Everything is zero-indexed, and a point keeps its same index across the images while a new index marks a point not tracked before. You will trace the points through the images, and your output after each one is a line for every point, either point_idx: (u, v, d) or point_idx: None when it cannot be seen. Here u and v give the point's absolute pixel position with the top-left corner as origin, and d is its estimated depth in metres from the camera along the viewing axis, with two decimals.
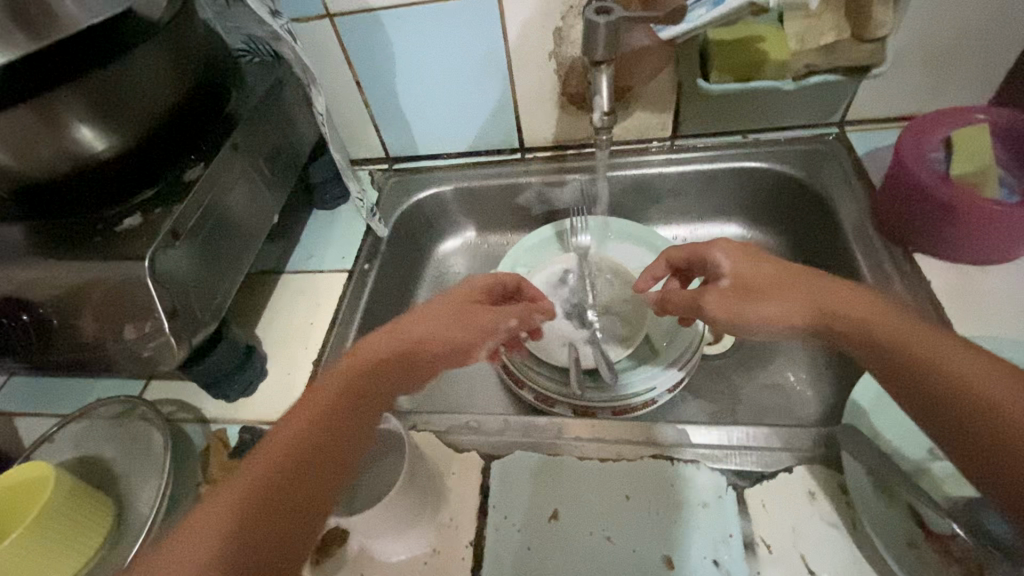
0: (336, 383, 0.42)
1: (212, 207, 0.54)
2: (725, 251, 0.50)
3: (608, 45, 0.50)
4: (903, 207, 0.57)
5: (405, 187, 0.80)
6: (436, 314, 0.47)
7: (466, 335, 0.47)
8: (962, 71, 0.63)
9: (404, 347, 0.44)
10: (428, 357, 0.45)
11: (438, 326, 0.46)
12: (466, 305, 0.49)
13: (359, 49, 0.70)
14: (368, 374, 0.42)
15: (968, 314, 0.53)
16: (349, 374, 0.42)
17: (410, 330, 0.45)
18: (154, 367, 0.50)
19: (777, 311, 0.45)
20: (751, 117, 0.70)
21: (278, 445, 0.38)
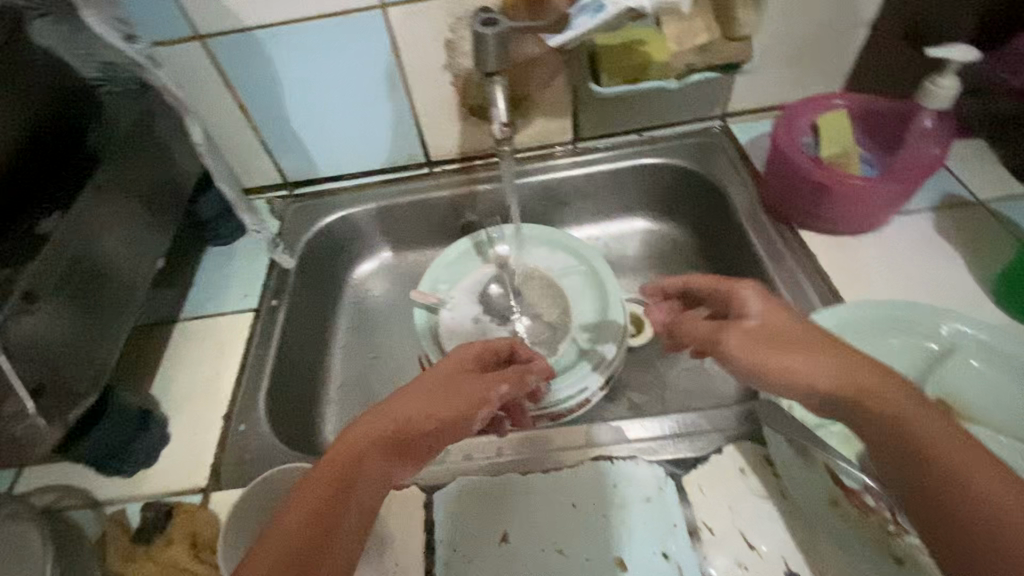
0: (303, 506, 0.34)
1: (78, 260, 0.47)
2: (753, 293, 0.43)
3: (498, 55, 0.49)
4: (790, 194, 0.62)
5: (307, 212, 0.75)
6: (423, 389, 0.40)
7: (458, 412, 0.39)
8: (816, 63, 0.69)
9: (385, 440, 0.36)
10: (408, 450, 0.37)
11: (423, 404, 0.38)
12: (457, 377, 0.42)
13: (240, 72, 0.65)
14: (345, 485, 0.35)
15: (852, 281, 0.59)
16: (313, 486, 0.35)
17: (400, 408, 0.38)
18: (24, 458, 0.43)
19: (802, 364, 0.37)
20: (645, 116, 0.73)
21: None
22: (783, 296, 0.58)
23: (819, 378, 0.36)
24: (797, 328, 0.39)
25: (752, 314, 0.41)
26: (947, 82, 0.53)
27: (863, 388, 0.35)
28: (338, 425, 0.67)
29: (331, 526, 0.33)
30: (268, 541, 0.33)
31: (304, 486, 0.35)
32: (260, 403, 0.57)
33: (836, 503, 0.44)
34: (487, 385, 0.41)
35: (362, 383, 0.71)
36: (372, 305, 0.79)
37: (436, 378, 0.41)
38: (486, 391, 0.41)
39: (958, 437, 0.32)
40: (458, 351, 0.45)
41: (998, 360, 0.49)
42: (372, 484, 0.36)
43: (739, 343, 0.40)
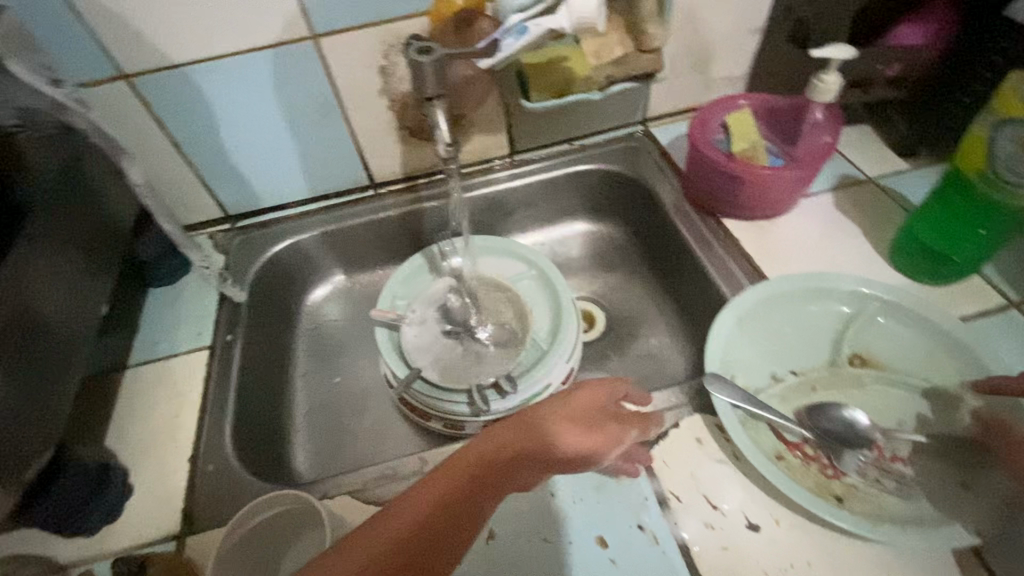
0: (429, 498, 0.38)
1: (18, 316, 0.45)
2: None
3: (436, 80, 0.52)
4: (711, 187, 0.68)
5: (254, 243, 0.75)
6: (566, 413, 0.43)
7: (577, 447, 0.41)
8: (720, 69, 0.77)
9: (508, 462, 0.40)
10: (522, 476, 0.40)
11: (560, 427, 0.42)
12: (590, 400, 0.45)
13: (170, 108, 0.64)
14: (462, 495, 0.38)
15: (772, 258, 0.65)
16: (443, 484, 0.38)
17: (544, 428, 0.41)
18: None
19: None
20: (574, 126, 0.79)
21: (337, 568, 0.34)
22: (716, 279, 0.64)
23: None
24: None
25: None
26: (831, 78, 0.60)
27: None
28: (308, 454, 0.67)
29: (447, 518, 0.37)
30: (390, 518, 0.37)
31: (434, 480, 0.39)
32: (226, 442, 0.56)
33: (782, 456, 0.50)
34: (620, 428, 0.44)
35: (328, 408, 0.71)
36: (329, 330, 0.79)
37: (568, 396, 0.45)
38: (609, 425, 0.44)
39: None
40: (596, 380, 0.47)
41: (901, 314, 0.56)
42: (483, 502, 0.38)
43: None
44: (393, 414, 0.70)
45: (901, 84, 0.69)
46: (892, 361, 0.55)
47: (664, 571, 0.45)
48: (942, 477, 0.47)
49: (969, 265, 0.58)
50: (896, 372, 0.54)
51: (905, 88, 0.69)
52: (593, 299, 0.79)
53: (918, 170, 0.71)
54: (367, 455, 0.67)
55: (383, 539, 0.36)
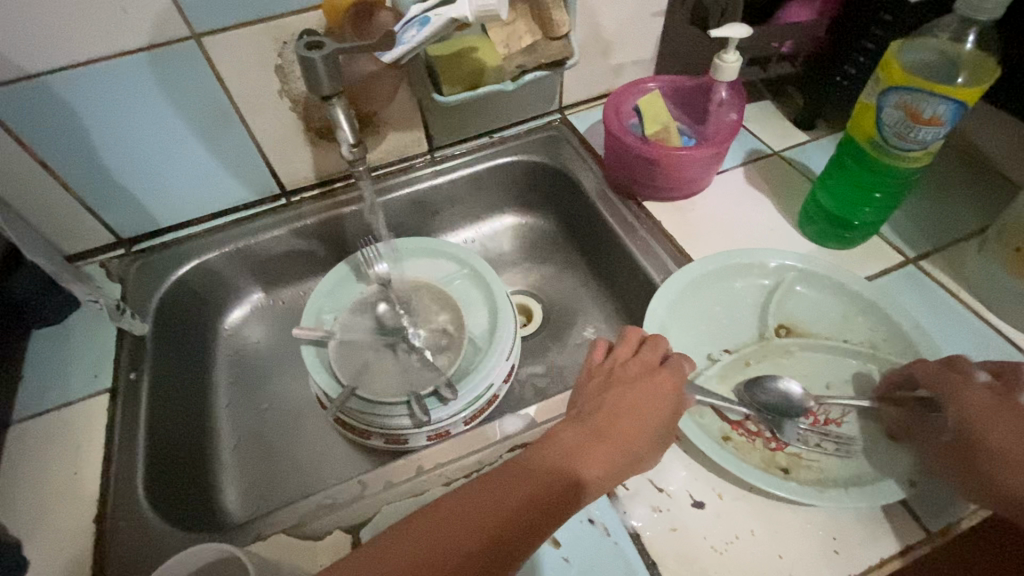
0: (526, 485, 0.39)
1: None
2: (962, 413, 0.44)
3: (332, 79, 0.49)
4: (629, 170, 0.69)
5: (154, 269, 0.68)
6: (646, 394, 0.46)
7: (642, 437, 0.44)
8: (629, 53, 0.78)
9: (578, 452, 0.42)
10: (599, 467, 0.42)
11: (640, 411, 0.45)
12: (649, 381, 0.47)
13: (32, 124, 0.56)
14: (551, 483, 0.40)
15: (694, 237, 0.66)
16: (544, 467, 0.41)
17: (628, 413, 0.45)
18: None
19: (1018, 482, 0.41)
20: (492, 118, 0.77)
21: (410, 541, 0.37)
22: (644, 263, 0.65)
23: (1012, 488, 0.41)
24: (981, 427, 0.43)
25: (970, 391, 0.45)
26: (731, 57, 0.62)
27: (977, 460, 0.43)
28: (239, 491, 0.62)
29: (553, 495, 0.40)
30: (482, 494, 0.39)
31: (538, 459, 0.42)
32: (139, 495, 0.50)
33: (728, 436, 0.51)
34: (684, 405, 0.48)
35: (259, 438, 0.66)
36: (253, 354, 0.73)
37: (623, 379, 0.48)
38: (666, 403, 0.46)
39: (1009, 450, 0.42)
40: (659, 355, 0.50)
41: (816, 281, 0.59)
42: (553, 487, 0.40)
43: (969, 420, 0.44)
44: (331, 435, 0.66)
45: (794, 60, 0.75)
46: (811, 325, 0.58)
47: (619, 564, 0.44)
48: (870, 433, 0.50)
49: (870, 227, 0.62)
50: (817, 335, 0.56)
51: (799, 61, 0.74)
52: (529, 293, 0.79)
53: (819, 140, 0.75)
54: (307, 483, 0.63)
55: (464, 516, 0.38)
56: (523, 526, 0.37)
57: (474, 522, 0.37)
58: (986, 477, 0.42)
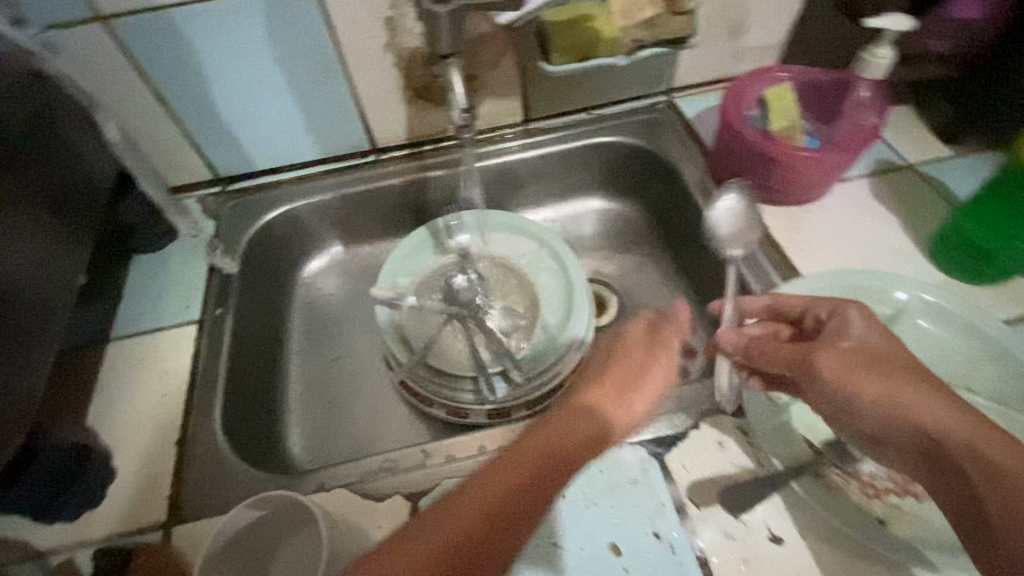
0: (531, 490, 0.35)
1: None
2: (827, 359, 0.41)
3: (453, 37, 0.46)
4: (740, 166, 0.64)
5: (246, 210, 0.70)
6: (637, 395, 0.44)
7: (649, 392, 0.45)
8: (756, 39, 0.71)
9: (589, 435, 0.39)
10: (591, 461, 0.39)
11: (625, 395, 0.44)
12: (645, 377, 0.45)
13: (155, 58, 0.58)
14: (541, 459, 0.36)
15: (802, 251, 0.61)
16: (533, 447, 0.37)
17: (617, 412, 0.43)
18: None
19: (906, 403, 0.37)
20: (593, 94, 0.73)
21: (471, 503, 0.34)
22: (741, 269, 0.60)
23: (921, 420, 0.36)
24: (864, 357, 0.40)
25: (851, 336, 0.43)
26: (882, 52, 0.56)
27: (886, 405, 0.38)
28: (304, 436, 0.63)
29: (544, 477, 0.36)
30: (483, 480, 0.35)
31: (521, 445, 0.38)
32: (217, 426, 0.52)
33: (820, 474, 0.46)
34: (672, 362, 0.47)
35: (324, 388, 0.67)
36: (326, 306, 0.75)
37: (647, 362, 0.46)
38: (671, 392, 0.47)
39: (924, 392, 0.37)
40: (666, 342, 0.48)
41: (943, 318, 0.52)
42: (588, 434, 0.39)
43: (835, 370, 0.41)
44: (393, 397, 0.66)
45: (950, 61, 0.64)
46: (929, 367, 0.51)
47: None
48: None
49: (1011, 270, 0.55)
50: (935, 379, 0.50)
51: (957, 64, 0.64)
52: (605, 282, 0.75)
53: (963, 158, 0.66)
54: (365, 440, 0.64)
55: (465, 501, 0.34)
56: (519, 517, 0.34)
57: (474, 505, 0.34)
58: (853, 412, 0.40)
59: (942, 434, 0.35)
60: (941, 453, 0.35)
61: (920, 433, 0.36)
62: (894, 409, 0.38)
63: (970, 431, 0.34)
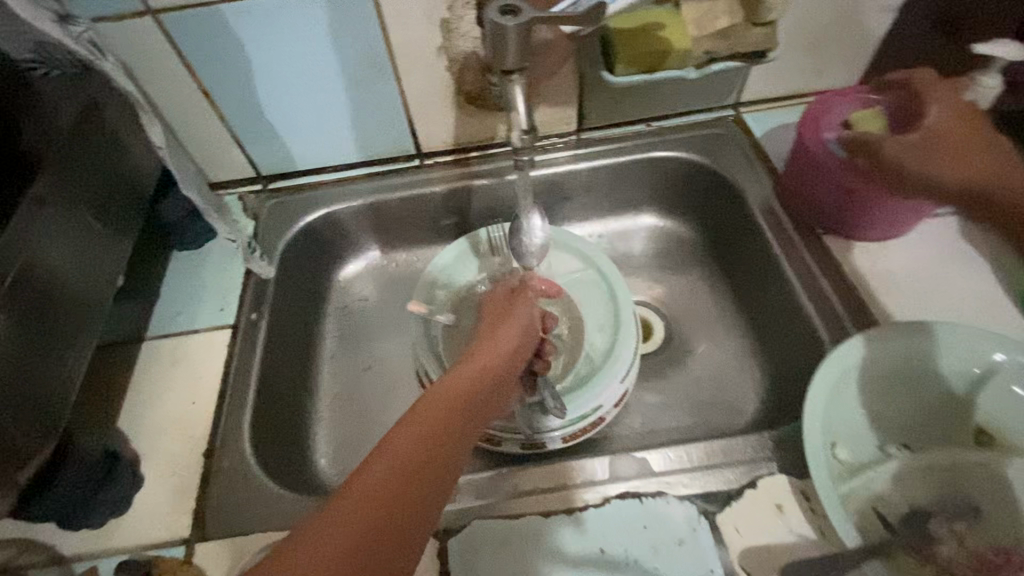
0: (445, 422, 0.37)
1: (28, 273, 0.41)
2: (938, 105, 0.50)
3: (519, 51, 0.42)
4: (815, 197, 0.59)
5: (285, 211, 0.68)
6: (502, 336, 0.48)
7: (517, 333, 0.49)
8: (839, 53, 0.65)
9: (478, 376, 0.43)
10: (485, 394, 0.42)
11: (502, 343, 0.47)
12: (507, 325, 0.50)
13: (203, 54, 0.56)
14: (450, 405, 0.39)
15: (881, 294, 0.55)
16: (441, 401, 0.39)
17: (492, 352, 0.46)
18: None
19: (935, 165, 0.46)
20: (654, 105, 0.68)
21: (400, 448, 0.34)
22: (809, 309, 0.55)
23: (947, 174, 0.46)
24: (936, 133, 0.48)
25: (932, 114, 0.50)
26: (988, 82, 0.51)
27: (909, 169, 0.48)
28: (330, 448, 0.62)
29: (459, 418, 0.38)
30: (407, 425, 0.36)
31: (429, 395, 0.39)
32: (245, 439, 0.51)
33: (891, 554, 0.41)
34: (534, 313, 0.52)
35: (352, 398, 0.65)
36: (360, 311, 0.72)
37: (505, 312, 0.51)
38: (538, 330, 0.52)
39: (963, 132, 0.47)
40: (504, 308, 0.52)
41: None
42: (483, 383, 0.42)
43: (896, 147, 0.50)
44: None
45: None
46: None
47: None
48: None
49: None
50: None
51: None
52: (653, 305, 0.71)
53: None
54: None
55: (398, 444, 0.34)
56: (446, 456, 0.35)
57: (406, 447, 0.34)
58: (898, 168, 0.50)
59: (953, 178, 0.45)
60: (984, 188, 0.44)
61: (956, 177, 0.45)
62: (918, 157, 0.48)
63: (975, 176, 0.44)
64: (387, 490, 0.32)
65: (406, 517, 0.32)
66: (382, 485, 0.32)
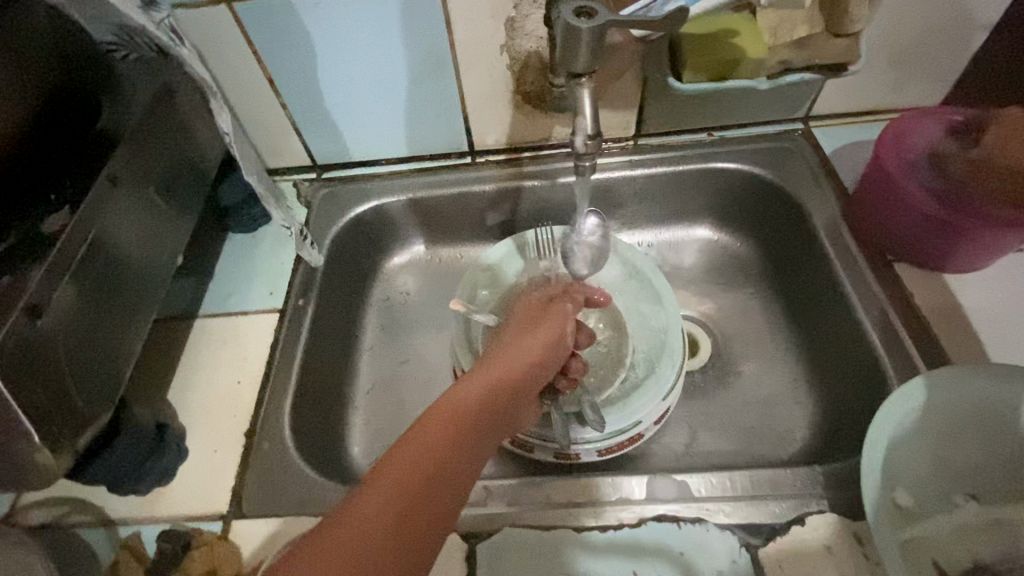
0: (459, 424, 0.36)
1: (97, 251, 0.43)
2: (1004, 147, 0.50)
3: (590, 52, 0.41)
4: (890, 219, 0.56)
5: (337, 201, 0.69)
6: (524, 337, 0.48)
7: (544, 338, 0.48)
8: (922, 70, 0.61)
9: (497, 377, 0.42)
10: (502, 392, 0.41)
11: (523, 342, 0.47)
12: (533, 327, 0.49)
13: (273, 43, 0.58)
14: (463, 406, 0.38)
15: (957, 330, 0.51)
16: (453, 402, 0.38)
17: (513, 351, 0.45)
18: (47, 478, 0.39)
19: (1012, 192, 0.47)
20: (718, 114, 0.66)
21: (414, 451, 0.34)
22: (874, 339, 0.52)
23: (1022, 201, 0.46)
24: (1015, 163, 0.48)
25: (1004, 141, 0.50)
26: None
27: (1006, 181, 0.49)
28: (363, 438, 0.62)
29: (474, 418, 0.37)
30: (417, 427, 0.35)
31: (444, 397, 0.39)
32: (287, 422, 0.52)
33: None
34: (565, 314, 0.51)
35: (389, 390, 0.66)
36: (402, 303, 0.73)
37: (533, 320, 0.50)
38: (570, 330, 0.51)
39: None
40: (532, 307, 0.53)
41: None
42: (501, 385, 0.42)
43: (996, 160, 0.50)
44: None
45: None
46: None
47: None
48: None
49: None
50: None
51: None
52: (700, 322, 0.68)
53: None
54: None
55: (407, 446, 0.34)
56: (456, 456, 0.35)
57: (413, 449, 0.34)
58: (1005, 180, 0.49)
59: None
60: None
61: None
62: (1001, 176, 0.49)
63: None
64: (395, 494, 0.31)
65: (415, 526, 0.31)
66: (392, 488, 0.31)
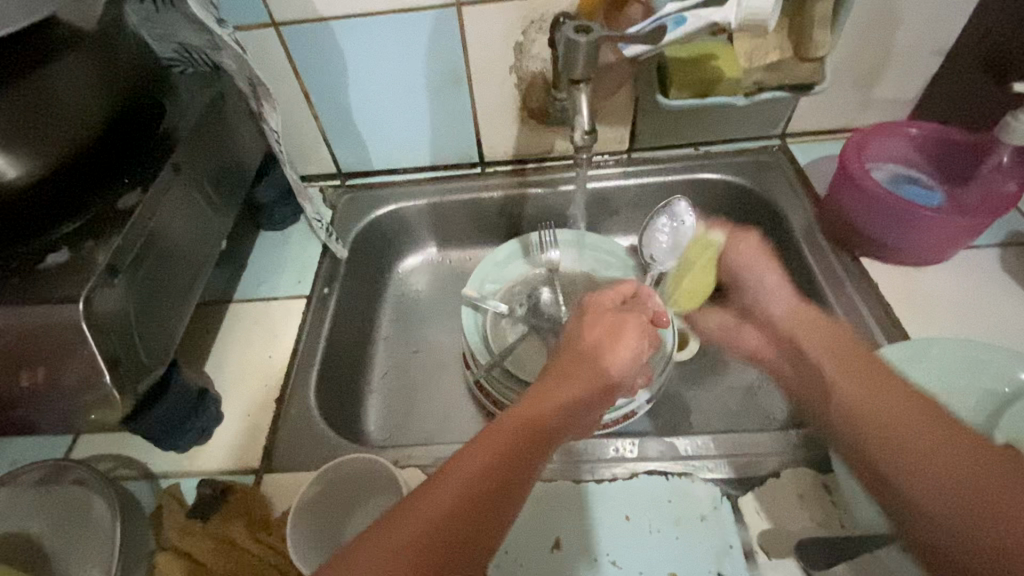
0: (503, 464, 0.36)
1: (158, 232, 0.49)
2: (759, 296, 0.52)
3: (588, 63, 0.49)
4: (851, 215, 0.62)
5: (359, 204, 0.76)
6: (586, 361, 0.45)
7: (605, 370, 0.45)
8: (883, 91, 0.69)
9: (554, 410, 0.40)
10: (557, 429, 0.40)
11: (582, 372, 0.44)
12: (597, 352, 0.46)
13: (311, 62, 0.66)
14: (510, 442, 0.37)
15: (913, 315, 0.58)
16: (504, 435, 0.38)
17: (571, 381, 0.43)
18: (109, 417, 0.45)
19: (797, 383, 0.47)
20: (703, 130, 0.73)
21: (454, 488, 0.34)
22: (842, 323, 0.58)
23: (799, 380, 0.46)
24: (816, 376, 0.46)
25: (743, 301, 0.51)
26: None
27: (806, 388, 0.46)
28: (379, 417, 0.67)
29: (521, 457, 0.37)
30: (461, 459, 0.36)
31: (495, 426, 0.39)
32: (313, 392, 0.57)
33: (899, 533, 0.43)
34: (631, 335, 0.48)
35: (403, 375, 0.71)
36: (414, 300, 0.79)
37: (598, 343, 0.47)
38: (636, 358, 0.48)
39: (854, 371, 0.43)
40: (596, 318, 0.50)
41: None
42: (555, 419, 0.40)
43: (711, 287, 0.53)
44: (464, 396, 0.68)
45: None
46: None
47: None
48: None
49: None
50: None
51: None
52: None
53: None
54: (435, 430, 0.66)
55: (449, 481, 0.35)
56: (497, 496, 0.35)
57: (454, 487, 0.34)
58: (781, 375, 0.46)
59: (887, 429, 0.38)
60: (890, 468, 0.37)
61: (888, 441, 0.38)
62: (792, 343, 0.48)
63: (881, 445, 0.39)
64: (429, 533, 0.32)
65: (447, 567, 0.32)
66: (429, 523, 0.32)
